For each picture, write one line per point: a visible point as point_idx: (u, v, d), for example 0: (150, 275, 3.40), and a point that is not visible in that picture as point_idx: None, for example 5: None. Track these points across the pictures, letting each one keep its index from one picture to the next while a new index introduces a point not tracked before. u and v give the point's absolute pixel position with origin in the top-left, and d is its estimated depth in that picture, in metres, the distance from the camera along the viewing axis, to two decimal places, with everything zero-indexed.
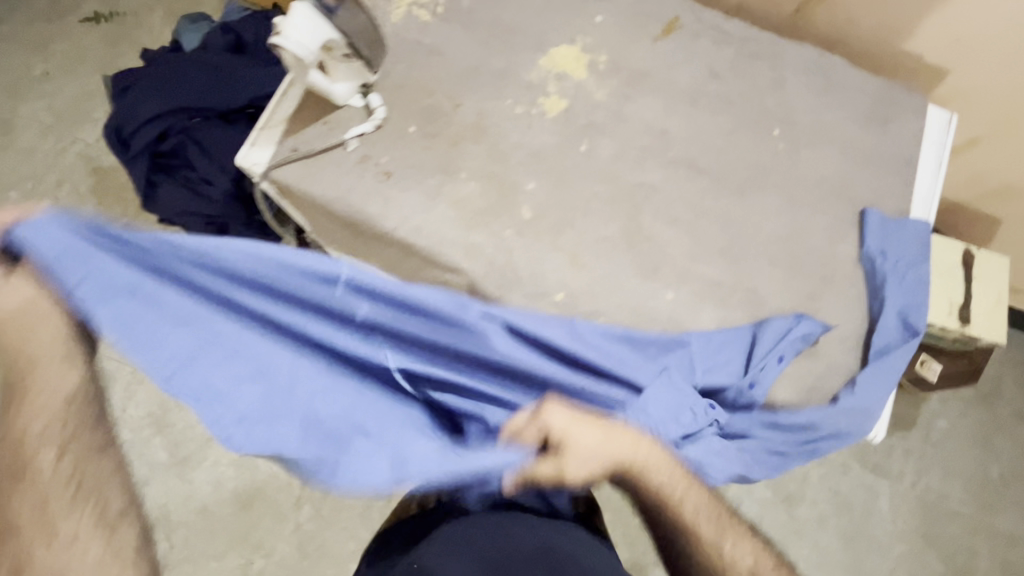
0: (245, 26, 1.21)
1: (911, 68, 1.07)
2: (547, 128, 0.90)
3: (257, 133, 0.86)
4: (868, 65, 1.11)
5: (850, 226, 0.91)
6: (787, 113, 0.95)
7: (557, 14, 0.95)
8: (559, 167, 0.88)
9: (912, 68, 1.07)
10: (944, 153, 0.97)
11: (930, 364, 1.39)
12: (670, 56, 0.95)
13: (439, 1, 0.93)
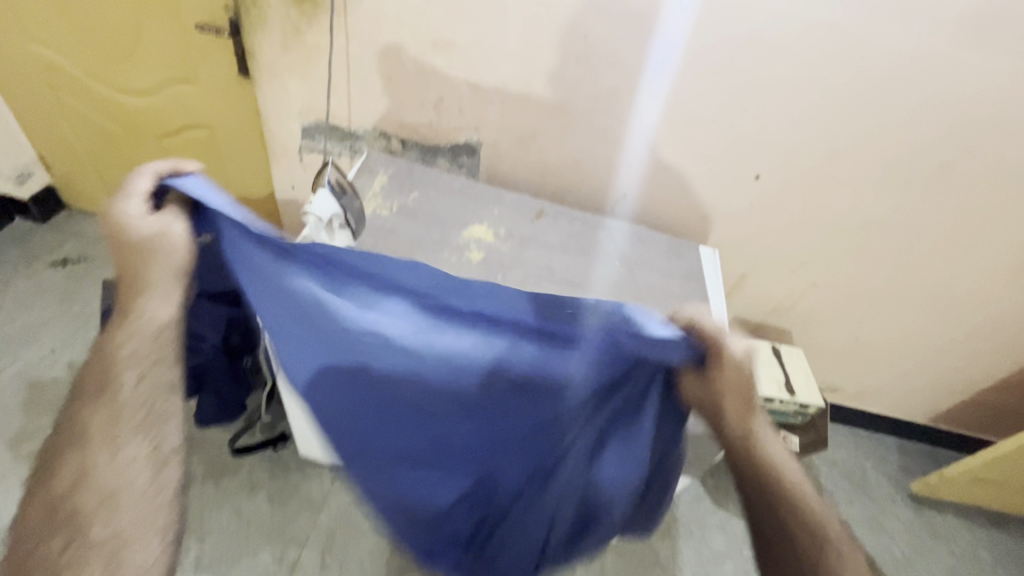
0: None
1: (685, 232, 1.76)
2: (474, 269, 1.34)
3: None
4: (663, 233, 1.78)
5: (679, 308, 1.39)
6: (621, 253, 1.50)
7: (470, 210, 1.50)
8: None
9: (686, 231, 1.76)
10: (719, 268, 1.56)
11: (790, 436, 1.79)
12: (544, 227, 1.51)
13: (393, 205, 1.45)
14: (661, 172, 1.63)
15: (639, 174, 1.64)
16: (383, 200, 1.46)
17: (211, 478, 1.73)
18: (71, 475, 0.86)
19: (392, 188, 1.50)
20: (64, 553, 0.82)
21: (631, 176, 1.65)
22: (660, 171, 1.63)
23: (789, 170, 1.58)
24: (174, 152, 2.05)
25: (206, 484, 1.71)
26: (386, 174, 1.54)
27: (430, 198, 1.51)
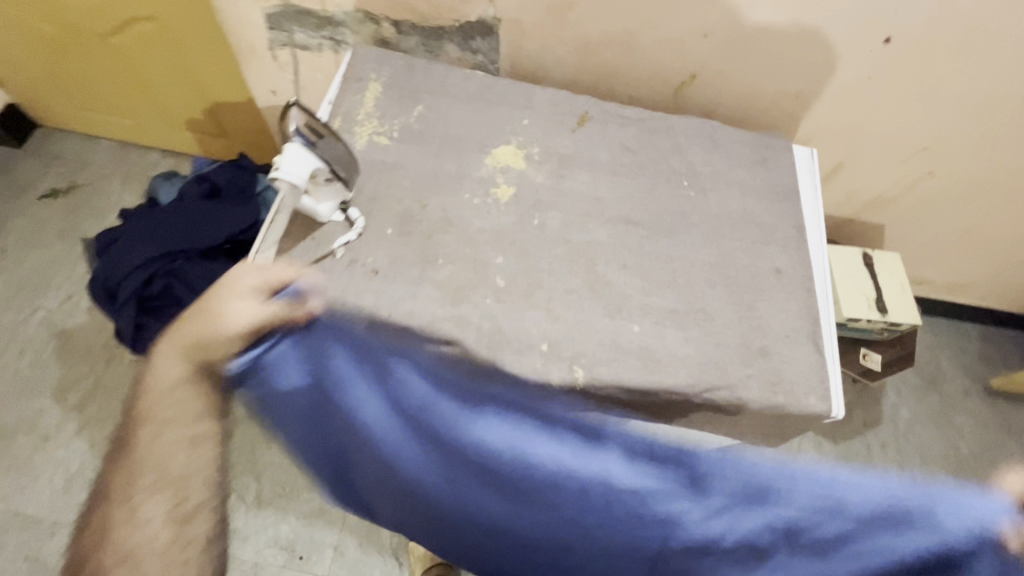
0: (215, 174, 1.35)
1: (768, 120, 1.37)
2: (503, 211, 1.06)
3: (251, 258, 0.97)
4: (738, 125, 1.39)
5: (766, 242, 1.10)
6: (690, 168, 1.17)
7: (492, 123, 1.16)
8: (520, 241, 1.04)
9: (769, 120, 1.36)
10: (815, 176, 1.22)
11: (872, 354, 1.57)
12: (589, 140, 1.17)
13: (394, 128, 1.13)
14: (748, 45, 1.19)
15: (717, 49, 1.20)
16: (380, 120, 1.13)
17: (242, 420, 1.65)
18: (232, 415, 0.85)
19: (390, 102, 1.16)
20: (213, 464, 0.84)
21: (705, 52, 1.22)
22: (748, 43, 1.18)
23: (934, 23, 1.11)
24: (129, 53, 1.69)
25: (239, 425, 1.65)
26: (380, 80, 1.18)
27: (440, 111, 1.16)
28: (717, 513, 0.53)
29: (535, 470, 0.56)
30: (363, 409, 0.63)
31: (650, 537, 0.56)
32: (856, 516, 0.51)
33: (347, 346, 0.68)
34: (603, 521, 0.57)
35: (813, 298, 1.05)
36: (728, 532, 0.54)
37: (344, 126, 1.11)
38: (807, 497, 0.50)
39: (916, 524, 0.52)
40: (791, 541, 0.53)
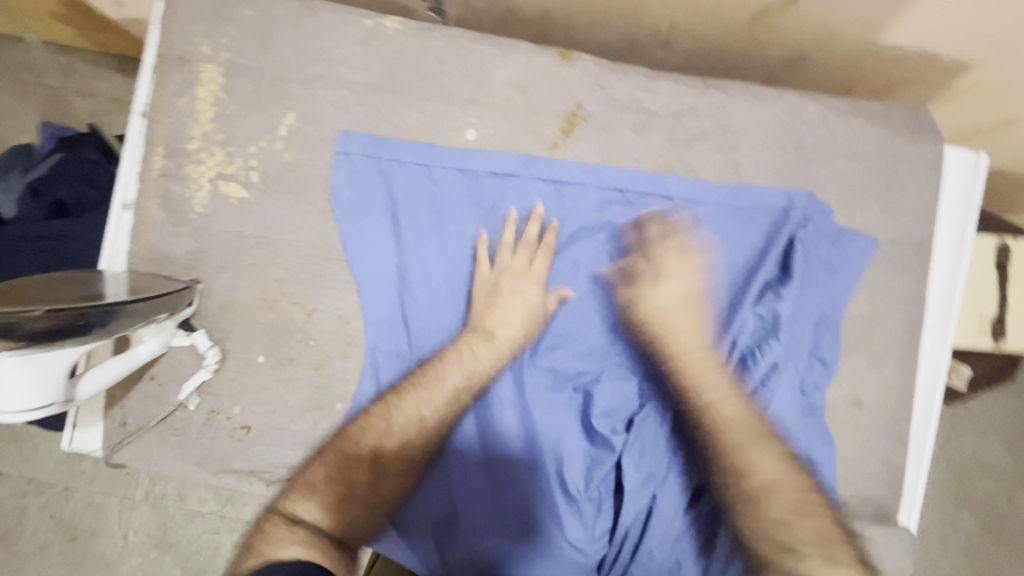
0: (57, 175, 0.95)
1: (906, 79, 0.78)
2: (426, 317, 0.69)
3: (75, 410, 0.68)
4: (850, 84, 0.81)
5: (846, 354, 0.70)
6: (747, 214, 0.69)
7: (415, 142, 0.69)
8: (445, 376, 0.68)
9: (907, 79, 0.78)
10: (971, 218, 0.70)
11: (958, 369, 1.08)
12: (579, 166, 0.69)
13: (250, 163, 0.68)
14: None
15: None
16: (226, 150, 0.68)
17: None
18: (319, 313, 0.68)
19: (240, 107, 0.68)
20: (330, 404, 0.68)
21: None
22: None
23: None
24: None
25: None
26: (217, 61, 0.68)
27: (325, 123, 0.69)
28: (654, 232, 0.70)
29: (568, 274, 0.69)
30: (392, 297, 0.69)
31: (608, 223, 0.69)
32: (741, 213, 0.70)
33: (405, 200, 0.69)
34: (619, 380, 0.69)
35: (900, 448, 0.70)
36: (689, 325, 0.69)
37: (170, 167, 0.68)
38: (756, 279, 0.69)
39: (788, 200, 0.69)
40: (679, 231, 0.70)
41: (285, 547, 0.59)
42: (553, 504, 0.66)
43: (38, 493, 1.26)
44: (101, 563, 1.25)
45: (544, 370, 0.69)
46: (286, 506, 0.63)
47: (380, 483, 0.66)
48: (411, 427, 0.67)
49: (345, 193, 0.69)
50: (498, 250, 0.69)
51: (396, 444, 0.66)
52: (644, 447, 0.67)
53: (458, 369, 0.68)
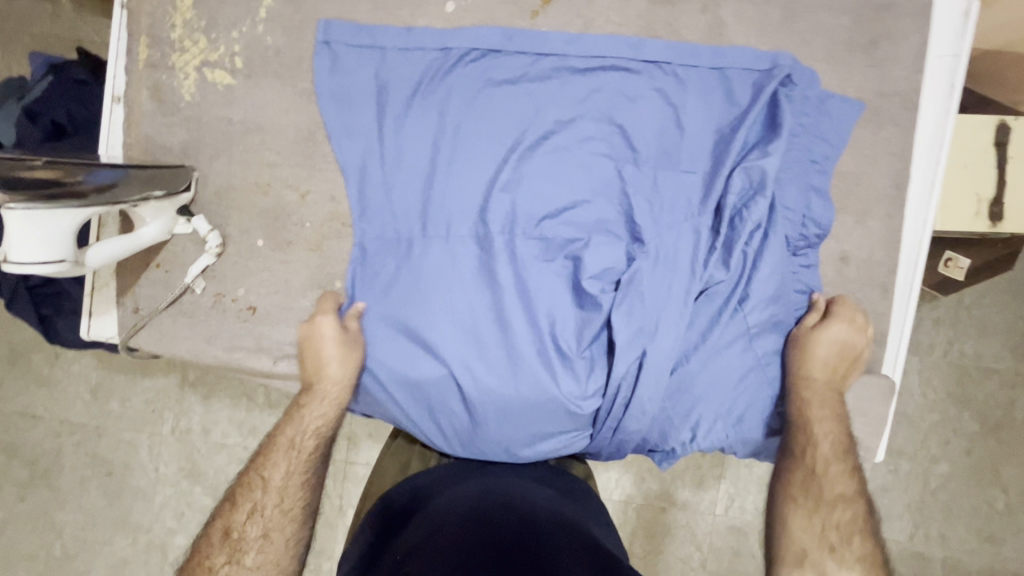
0: (49, 97, 0.96)
1: None
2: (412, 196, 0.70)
3: (89, 300, 0.72)
4: None
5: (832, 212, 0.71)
6: (730, 75, 0.69)
7: (395, 18, 0.70)
8: (433, 251, 0.69)
9: None
10: (960, 68, 0.69)
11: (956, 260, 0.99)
12: (559, 36, 0.70)
13: (233, 49, 0.69)
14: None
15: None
16: (208, 37, 0.69)
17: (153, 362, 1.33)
18: (316, 196, 0.71)
19: None
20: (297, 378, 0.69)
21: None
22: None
23: None
24: None
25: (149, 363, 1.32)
26: None
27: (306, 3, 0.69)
28: (637, 95, 0.69)
29: (550, 142, 0.69)
30: (379, 176, 0.70)
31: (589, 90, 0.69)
32: (723, 77, 0.69)
33: (386, 81, 0.69)
34: (608, 248, 0.68)
35: (886, 299, 0.72)
36: (674, 187, 0.68)
37: (155, 57, 0.69)
38: (742, 137, 0.68)
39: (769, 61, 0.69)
40: (661, 95, 0.69)
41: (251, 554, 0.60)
42: (543, 365, 0.68)
43: (71, 433, 1.34)
44: (138, 495, 1.33)
45: (531, 241, 0.69)
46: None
47: (241, 559, 0.60)
48: (260, 501, 0.63)
49: (328, 76, 0.69)
50: (479, 122, 0.69)
51: (253, 524, 0.61)
52: (631, 309, 0.67)
53: (293, 428, 0.67)
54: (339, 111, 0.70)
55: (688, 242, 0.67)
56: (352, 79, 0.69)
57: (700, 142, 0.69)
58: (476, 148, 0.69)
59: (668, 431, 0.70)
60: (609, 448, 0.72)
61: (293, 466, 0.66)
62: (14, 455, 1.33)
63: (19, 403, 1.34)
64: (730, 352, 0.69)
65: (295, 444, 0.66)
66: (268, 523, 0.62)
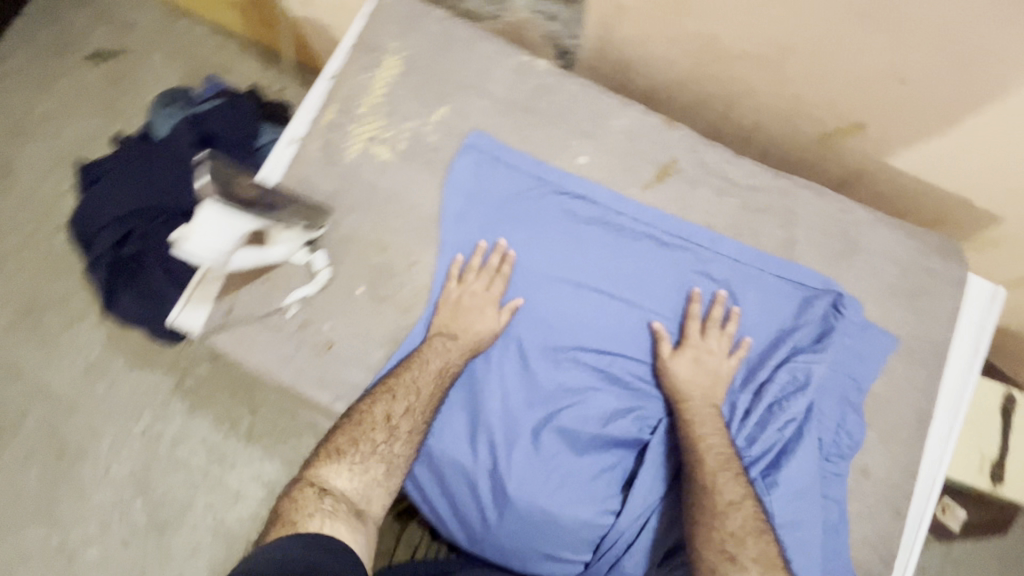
0: (213, 111, 1.13)
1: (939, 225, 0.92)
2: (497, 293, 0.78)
3: (192, 290, 0.78)
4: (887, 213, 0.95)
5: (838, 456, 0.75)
6: (794, 282, 0.80)
7: (533, 151, 0.83)
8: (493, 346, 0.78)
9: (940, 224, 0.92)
10: (984, 339, 0.81)
11: (951, 507, 1.04)
12: (661, 207, 0.82)
13: (401, 135, 0.83)
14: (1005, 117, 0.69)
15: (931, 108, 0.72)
16: (384, 120, 0.83)
17: (160, 356, 1.29)
18: (421, 267, 0.80)
19: (406, 92, 0.84)
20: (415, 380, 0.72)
21: (932, 95, 0.71)
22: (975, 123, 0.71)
23: None
24: None
25: (152, 358, 1.28)
26: (399, 55, 0.85)
27: (469, 120, 0.84)
28: (708, 276, 0.80)
29: (622, 291, 0.80)
30: (470, 270, 0.80)
31: (668, 259, 0.81)
32: (783, 284, 0.80)
33: (504, 196, 0.82)
34: (649, 396, 0.76)
35: (897, 524, 0.75)
36: (718, 360, 0.77)
37: (337, 121, 0.83)
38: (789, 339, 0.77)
39: (823, 285, 0.80)
40: (728, 284, 0.80)
41: (337, 479, 0.64)
42: (563, 484, 0.72)
43: (44, 401, 1.25)
44: (75, 490, 1.21)
45: (583, 367, 0.77)
46: (315, 475, 0.64)
47: (393, 443, 0.68)
48: (413, 402, 0.71)
49: (465, 176, 0.82)
50: (569, 255, 0.81)
51: (407, 420, 0.69)
52: (658, 461, 0.72)
53: (440, 359, 0.74)
54: (462, 207, 0.81)
55: (721, 417, 0.75)
56: (479, 186, 0.82)
57: (752, 331, 0.78)
58: (559, 275, 0.80)
59: None
60: None
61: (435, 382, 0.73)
62: None
63: (13, 356, 1.28)
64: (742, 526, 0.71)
65: (440, 368, 0.74)
66: (414, 424, 0.70)
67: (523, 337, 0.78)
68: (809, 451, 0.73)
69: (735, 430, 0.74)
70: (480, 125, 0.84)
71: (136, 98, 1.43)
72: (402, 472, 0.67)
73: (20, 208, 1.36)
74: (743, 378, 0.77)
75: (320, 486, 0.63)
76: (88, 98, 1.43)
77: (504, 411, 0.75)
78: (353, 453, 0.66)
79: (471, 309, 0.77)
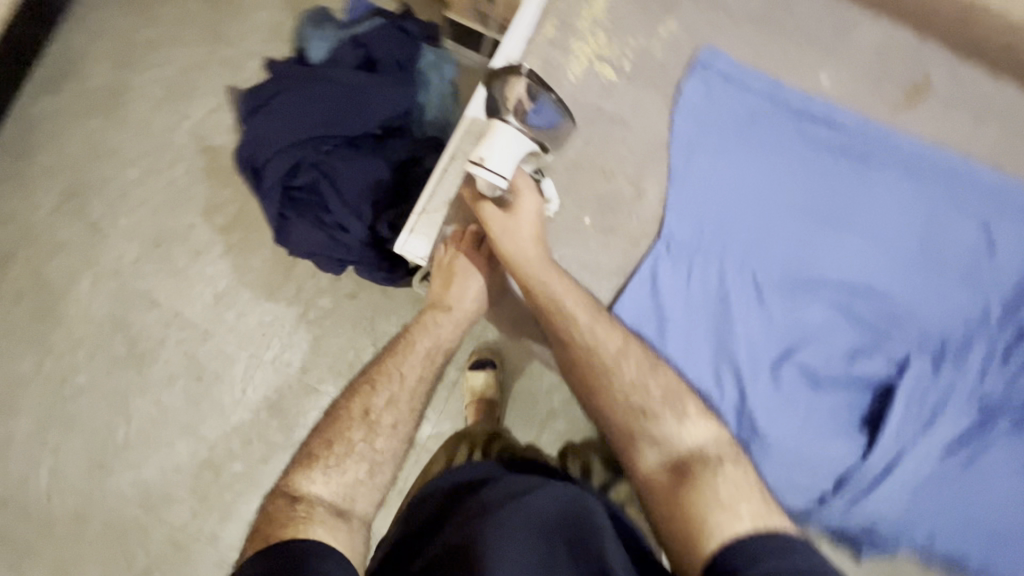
0: (375, 33, 1.08)
1: None
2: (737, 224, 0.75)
3: (416, 219, 0.78)
4: None
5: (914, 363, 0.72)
6: None
7: (773, 71, 0.77)
8: (730, 279, 0.74)
9: None
10: None
11: None
12: (913, 133, 0.76)
13: (626, 53, 0.77)
14: None
15: None
16: (609, 37, 0.77)
17: (284, 287, 1.30)
18: (651, 196, 0.76)
19: (627, 4, 0.78)
20: (382, 416, 0.70)
21: None
22: None
23: None
24: None
25: (278, 289, 1.30)
26: None
27: (701, 36, 0.77)
28: (962, 210, 0.75)
29: (868, 224, 0.75)
30: (704, 198, 0.76)
31: (920, 191, 0.75)
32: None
33: (739, 120, 0.76)
34: (898, 333, 0.73)
35: None
36: (971, 299, 0.73)
37: (558, 38, 0.77)
38: None
39: None
40: (984, 218, 0.74)
41: (318, 484, 0.64)
42: (808, 417, 0.71)
43: (179, 329, 1.30)
44: (214, 410, 1.27)
45: (824, 303, 0.74)
46: (291, 482, 0.64)
47: (375, 437, 0.69)
48: (394, 392, 0.72)
49: (697, 97, 0.76)
50: (810, 184, 0.75)
51: (387, 413, 0.70)
52: (914, 397, 0.70)
53: (429, 339, 0.77)
54: (695, 132, 0.76)
55: (977, 354, 0.72)
56: (712, 108, 0.76)
57: (1010, 268, 0.73)
58: (799, 205, 0.75)
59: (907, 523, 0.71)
60: (839, 518, 0.71)
61: (422, 366, 0.75)
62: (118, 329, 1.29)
63: (145, 285, 1.31)
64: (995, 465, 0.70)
65: (426, 350, 0.76)
66: (397, 416, 0.71)
67: (761, 270, 0.75)
68: None
69: (992, 371, 0.71)
70: (712, 42, 0.77)
71: (251, 25, 1.38)
72: (385, 470, 0.68)
73: (151, 138, 1.35)
74: (999, 316, 0.73)
75: (297, 495, 0.63)
76: (192, 21, 1.39)
77: (746, 346, 0.73)
78: (329, 454, 0.66)
79: (464, 275, 0.77)
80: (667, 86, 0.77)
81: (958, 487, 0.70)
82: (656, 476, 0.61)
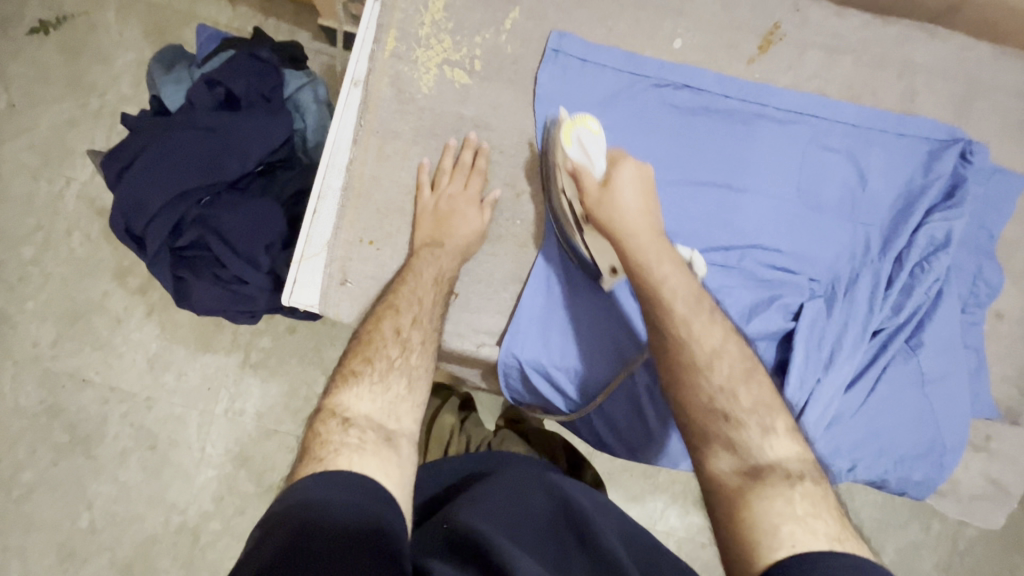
0: (227, 66, 1.01)
1: None
2: None
3: (296, 269, 0.74)
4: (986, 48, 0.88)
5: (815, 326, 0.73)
6: (920, 137, 0.76)
7: (624, 44, 0.75)
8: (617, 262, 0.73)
9: None
10: None
11: None
12: (771, 82, 0.76)
13: (475, 52, 0.74)
14: None
15: None
16: (453, 38, 0.74)
17: (220, 335, 1.24)
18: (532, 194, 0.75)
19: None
20: (402, 337, 0.66)
21: None
22: None
23: None
24: None
25: (213, 338, 1.24)
26: None
27: (547, 21, 0.75)
28: (829, 148, 0.75)
29: (743, 180, 0.75)
30: None
31: (787, 137, 0.75)
32: (906, 141, 0.76)
33: (600, 99, 0.75)
34: (789, 283, 0.74)
35: None
36: (850, 234, 0.75)
37: (401, 50, 0.74)
38: (924, 197, 0.74)
39: (947, 135, 0.76)
40: (850, 153, 0.75)
41: (357, 409, 0.60)
42: None
43: (119, 401, 1.22)
44: (179, 473, 1.20)
45: (714, 267, 0.74)
46: (335, 404, 0.60)
47: (408, 356, 0.65)
48: (418, 312, 0.68)
49: (555, 84, 0.74)
50: (678, 152, 0.75)
51: (418, 330, 0.67)
52: (810, 341, 0.72)
53: (433, 264, 0.70)
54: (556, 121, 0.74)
55: (864, 287, 0.73)
56: (570, 94, 0.74)
57: (881, 196, 0.75)
58: (672, 174, 0.75)
59: (825, 460, 0.74)
60: None
61: (435, 290, 0.70)
62: (54, 417, 1.20)
63: (71, 364, 1.22)
64: (894, 390, 0.73)
65: (435, 275, 0.70)
66: (426, 334, 0.68)
67: None
68: (952, 306, 0.73)
69: (879, 300, 0.73)
70: (559, 25, 0.75)
71: (104, 69, 1.28)
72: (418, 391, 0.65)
73: (30, 215, 1.25)
74: (879, 245, 0.75)
75: (343, 417, 0.59)
76: (37, 82, 1.28)
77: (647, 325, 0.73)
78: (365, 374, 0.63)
79: (453, 210, 0.71)
80: (525, 78, 0.75)
81: (862, 416, 0.73)
82: (728, 477, 0.55)
